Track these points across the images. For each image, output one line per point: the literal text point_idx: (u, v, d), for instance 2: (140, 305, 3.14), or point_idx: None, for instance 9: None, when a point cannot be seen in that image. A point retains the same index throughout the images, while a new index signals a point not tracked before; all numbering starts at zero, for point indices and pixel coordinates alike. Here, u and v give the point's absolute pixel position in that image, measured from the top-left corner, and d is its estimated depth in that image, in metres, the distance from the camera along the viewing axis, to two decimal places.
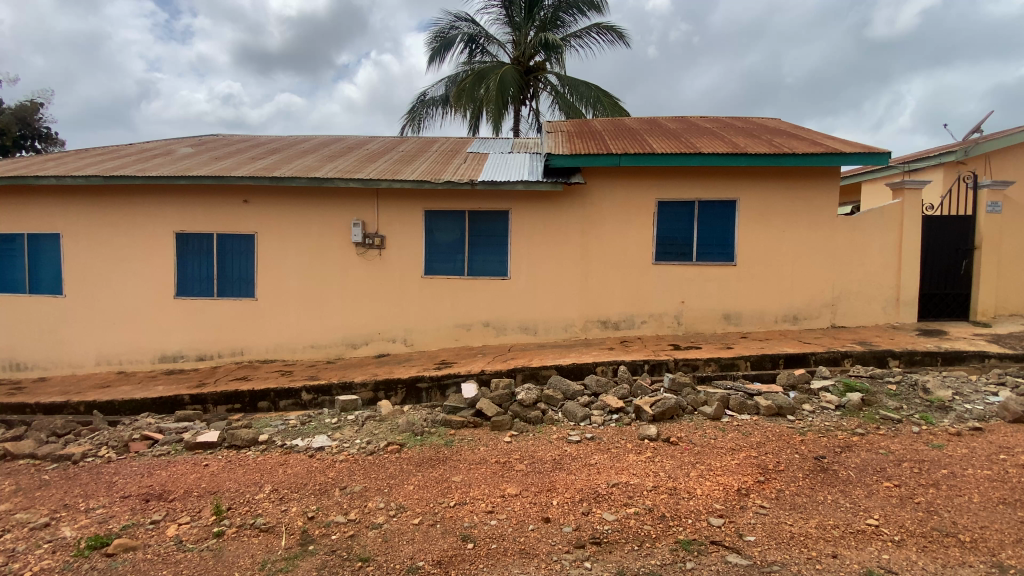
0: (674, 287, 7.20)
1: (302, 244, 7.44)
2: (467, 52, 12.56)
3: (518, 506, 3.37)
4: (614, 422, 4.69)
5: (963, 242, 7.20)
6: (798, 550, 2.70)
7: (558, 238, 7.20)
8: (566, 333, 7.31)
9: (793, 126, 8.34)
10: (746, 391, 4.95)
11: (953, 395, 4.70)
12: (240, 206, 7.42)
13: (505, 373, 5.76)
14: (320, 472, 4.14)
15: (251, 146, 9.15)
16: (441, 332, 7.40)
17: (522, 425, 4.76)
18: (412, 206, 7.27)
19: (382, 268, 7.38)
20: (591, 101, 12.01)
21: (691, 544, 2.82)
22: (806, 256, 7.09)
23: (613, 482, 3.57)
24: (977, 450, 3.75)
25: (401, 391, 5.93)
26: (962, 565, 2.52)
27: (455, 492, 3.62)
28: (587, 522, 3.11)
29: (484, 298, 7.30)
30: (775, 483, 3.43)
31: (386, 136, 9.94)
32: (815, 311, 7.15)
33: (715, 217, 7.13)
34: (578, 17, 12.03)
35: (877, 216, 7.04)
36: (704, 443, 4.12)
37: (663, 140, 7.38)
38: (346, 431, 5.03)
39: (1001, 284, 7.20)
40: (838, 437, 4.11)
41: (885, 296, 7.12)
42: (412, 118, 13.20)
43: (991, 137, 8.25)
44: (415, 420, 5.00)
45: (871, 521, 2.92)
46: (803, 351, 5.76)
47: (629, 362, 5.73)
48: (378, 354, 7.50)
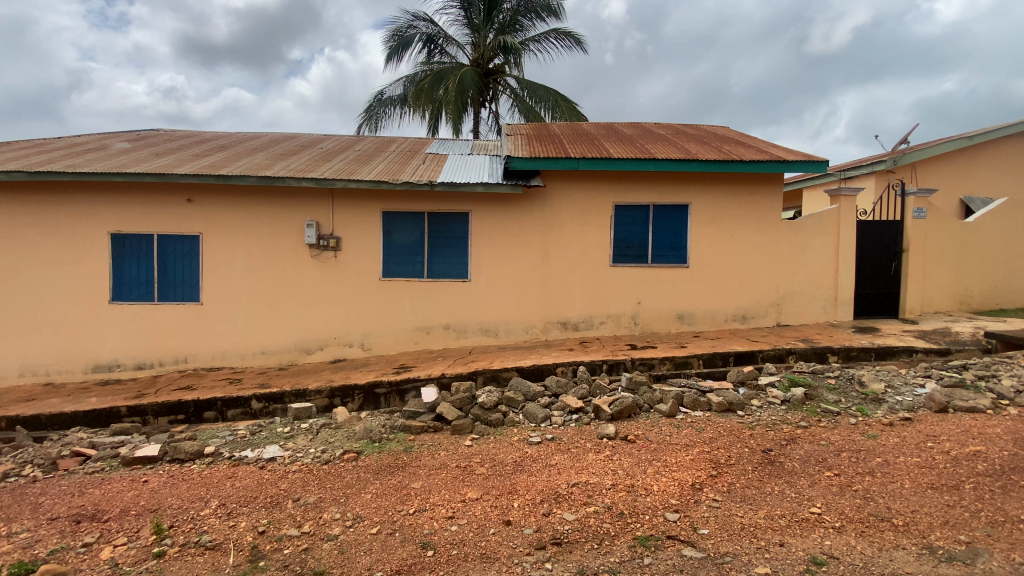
0: (631, 288, 7.37)
1: (253, 246, 7.13)
2: (426, 51, 12.45)
3: (479, 510, 3.34)
4: (574, 421, 4.75)
5: (893, 245, 7.74)
6: (749, 540, 2.81)
7: (518, 241, 7.24)
8: (527, 334, 7.35)
9: (740, 133, 8.74)
10: (699, 388, 5.13)
11: (886, 387, 5.02)
12: (184, 206, 7.03)
13: (465, 376, 5.72)
14: (271, 484, 3.97)
15: (195, 142, 8.71)
16: (400, 335, 7.27)
17: (483, 428, 4.73)
18: (369, 207, 7.10)
19: (338, 271, 7.18)
20: (549, 105, 12.19)
21: (648, 540, 2.88)
22: (754, 258, 7.42)
23: (573, 481, 3.60)
24: (908, 439, 4.03)
25: (358, 397, 5.76)
26: (896, 548, 2.69)
27: (414, 499, 3.55)
28: (548, 523, 3.12)
29: (444, 300, 7.23)
30: (727, 476, 3.57)
31: (342, 134, 9.71)
32: (762, 310, 7.49)
33: (669, 221, 7.36)
34: (536, 21, 12.15)
35: (817, 220, 7.46)
36: (660, 440, 4.23)
37: (619, 145, 7.56)
38: (300, 440, 4.87)
39: (927, 283, 7.77)
40: (784, 430, 4.33)
41: (825, 296, 7.56)
42: (369, 118, 12.95)
43: (916, 148, 8.92)
44: (373, 427, 4.89)
45: (814, 509, 3.08)
46: (751, 349, 6.02)
47: (588, 362, 5.82)
48: (334, 360, 7.27)
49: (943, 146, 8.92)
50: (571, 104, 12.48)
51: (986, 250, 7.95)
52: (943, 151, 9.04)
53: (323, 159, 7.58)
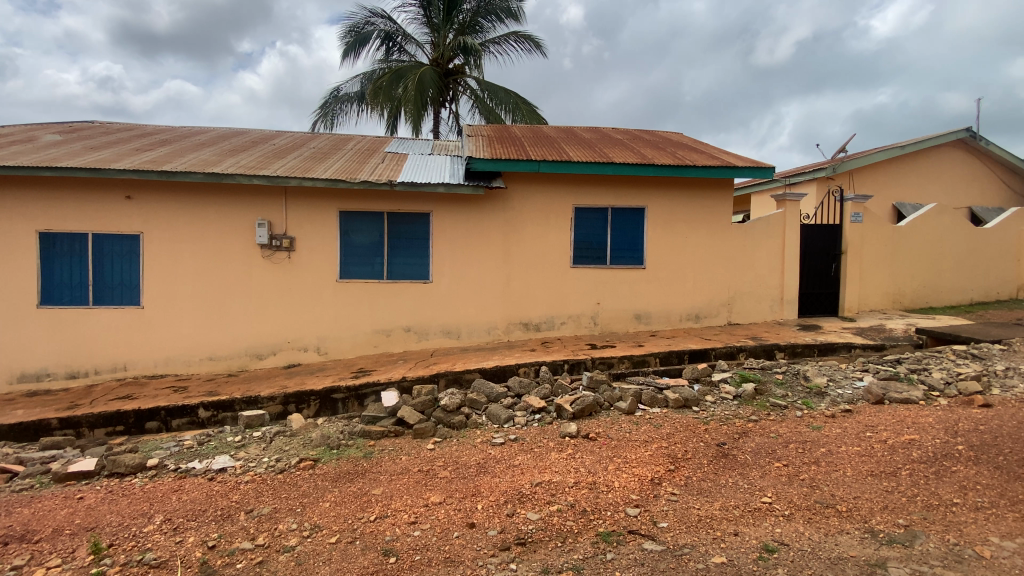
0: (591, 289, 7.50)
1: (199, 246, 6.78)
2: (384, 49, 12.25)
3: (442, 514, 3.30)
4: (536, 421, 4.78)
5: (833, 247, 8.24)
6: (705, 531, 2.91)
7: (479, 242, 7.22)
8: (489, 336, 7.34)
9: (693, 139, 9.07)
10: (657, 385, 5.28)
11: (828, 381, 5.33)
12: (123, 204, 6.60)
13: (427, 379, 5.64)
14: (221, 496, 3.78)
15: (135, 136, 8.21)
16: (358, 338, 7.09)
17: (446, 431, 4.69)
18: (325, 206, 6.89)
19: (292, 272, 6.94)
20: (509, 107, 12.25)
21: (611, 536, 2.93)
22: (707, 260, 7.71)
23: (536, 481, 3.62)
24: (849, 429, 4.30)
25: (314, 403, 5.58)
26: (840, 532, 2.84)
27: (375, 506, 3.47)
28: (512, 523, 3.12)
29: (405, 302, 7.11)
30: (684, 470, 3.69)
31: (296, 131, 9.42)
32: (714, 310, 7.79)
33: (627, 223, 7.54)
34: (496, 23, 12.17)
35: (765, 223, 7.84)
36: (620, 437, 4.32)
37: (578, 148, 7.69)
38: (252, 449, 4.67)
39: (864, 283, 8.31)
40: (736, 424, 4.52)
41: (772, 296, 7.95)
42: (324, 114, 12.60)
43: (853, 157, 9.53)
44: (330, 433, 4.74)
45: (765, 499, 3.23)
46: (705, 347, 6.27)
47: (550, 362, 5.89)
48: (288, 365, 7.01)
49: (876, 155, 9.58)
50: (530, 107, 12.58)
51: (915, 252, 8.57)
52: (876, 160, 9.70)
53: (276, 156, 7.31)
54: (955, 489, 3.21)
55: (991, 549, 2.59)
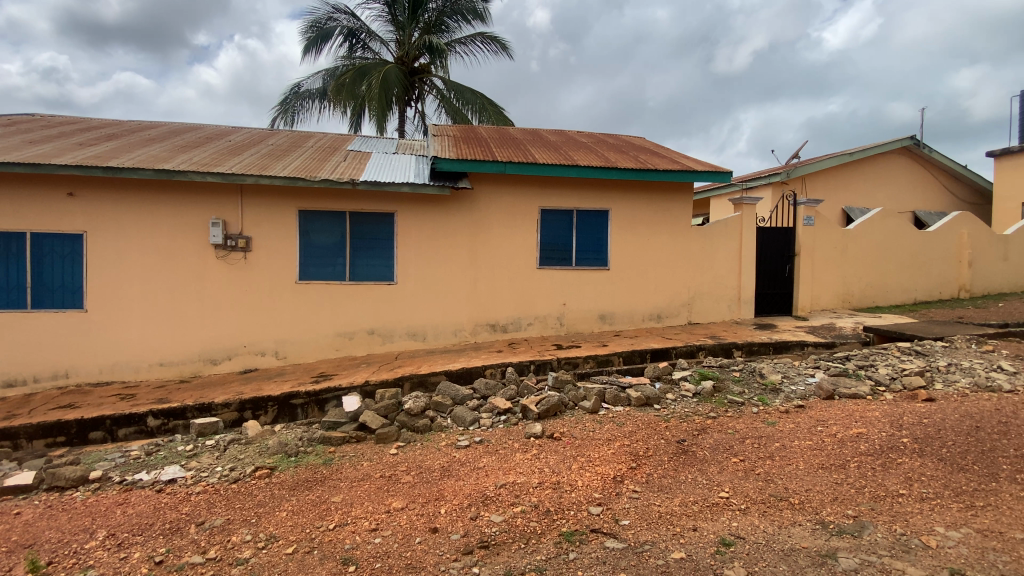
0: (557, 290, 7.55)
1: (149, 246, 6.45)
2: (347, 45, 12.00)
3: (404, 520, 3.23)
4: (502, 422, 4.77)
5: (787, 249, 8.59)
6: (665, 527, 2.96)
7: (445, 243, 7.15)
8: (455, 338, 7.28)
9: (655, 144, 9.28)
10: (620, 384, 5.35)
11: (782, 377, 5.54)
12: (65, 201, 6.21)
13: (391, 382, 5.53)
14: (171, 508, 3.59)
15: (78, 129, 7.75)
16: (319, 342, 6.90)
17: (409, 435, 4.61)
18: (283, 205, 6.68)
19: (249, 274, 6.69)
20: (476, 108, 12.21)
21: (573, 535, 2.93)
22: (669, 261, 7.89)
23: (501, 483, 3.60)
24: (801, 424, 4.47)
25: (272, 409, 5.37)
26: (793, 524, 2.94)
27: (335, 513, 3.37)
28: (475, 526, 3.09)
29: (368, 304, 6.97)
30: (645, 467, 3.75)
31: (254, 127, 9.10)
32: (675, 310, 7.98)
33: (592, 225, 7.63)
34: (462, 24, 12.11)
35: (723, 226, 8.09)
36: (584, 436, 4.36)
37: (544, 150, 7.74)
38: (204, 458, 4.47)
39: (816, 284, 8.68)
40: (696, 421, 4.63)
41: (730, 296, 8.21)
42: (284, 110, 12.25)
43: (805, 163, 9.98)
44: (288, 440, 4.59)
45: (722, 494, 3.32)
46: (666, 346, 6.40)
47: (516, 363, 5.89)
48: (245, 370, 6.75)
49: (826, 162, 10.06)
50: (497, 108, 12.59)
51: (863, 254, 9.01)
52: (826, 166, 10.19)
53: (232, 153, 7.04)
54: (901, 481, 3.36)
55: (937, 539, 2.68)
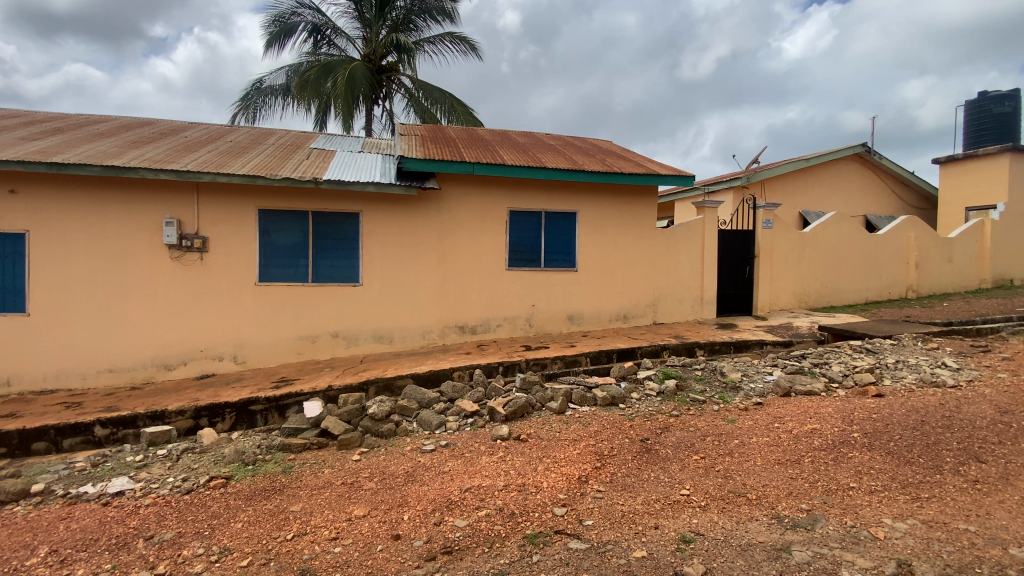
0: (525, 292, 7.55)
1: (98, 246, 6.12)
2: (312, 41, 11.72)
3: (366, 528, 3.16)
4: (469, 425, 4.73)
5: (747, 251, 8.85)
6: (628, 526, 2.98)
7: (412, 244, 7.05)
8: (423, 340, 7.19)
9: (622, 147, 9.42)
10: (587, 384, 5.40)
11: (742, 375, 5.70)
12: (5, 198, 5.84)
13: (355, 387, 5.41)
14: (118, 522, 3.41)
15: (20, 122, 7.30)
16: (281, 345, 6.69)
17: (373, 440, 4.52)
18: (243, 204, 6.45)
19: (206, 275, 6.43)
20: (445, 108, 12.12)
21: (537, 537, 2.92)
22: (635, 262, 8.01)
23: (466, 487, 3.56)
24: (759, 421, 4.60)
25: (229, 416, 5.17)
26: (750, 519, 3.01)
27: (293, 523, 3.26)
28: (439, 532, 3.04)
29: (333, 306, 6.80)
30: (610, 467, 3.78)
31: (212, 123, 8.77)
32: (641, 310, 8.11)
33: (559, 226, 7.67)
34: (431, 23, 12.00)
35: (687, 228, 8.27)
36: (551, 437, 4.36)
37: (512, 152, 7.74)
38: (155, 468, 4.25)
39: (775, 284, 8.98)
40: (659, 419, 4.71)
41: (693, 297, 8.41)
42: (246, 106, 11.86)
43: (764, 168, 10.33)
44: (245, 448, 4.42)
45: (684, 491, 3.37)
46: (632, 346, 6.50)
47: (484, 365, 5.86)
48: (201, 375, 6.48)
49: (784, 167, 10.44)
50: (466, 109, 12.53)
51: (818, 256, 9.39)
52: (784, 171, 10.57)
53: (187, 150, 6.76)
54: (852, 474, 3.50)
55: (885, 530, 2.80)
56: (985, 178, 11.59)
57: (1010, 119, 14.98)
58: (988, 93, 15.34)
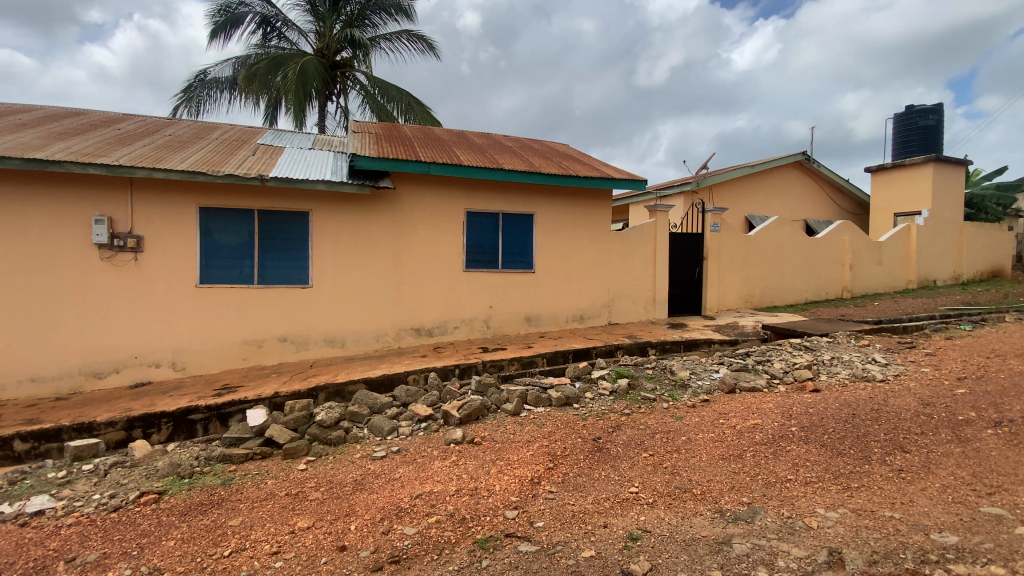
0: (482, 293, 7.51)
1: (17, 245, 5.63)
2: (261, 33, 11.26)
3: (310, 540, 3.03)
4: (422, 430, 4.64)
5: (697, 253, 9.16)
6: (578, 526, 3.00)
7: (366, 245, 6.89)
8: (377, 343, 7.03)
9: (577, 150, 9.55)
10: (542, 385, 5.42)
11: (690, 373, 5.88)
12: None
13: (304, 393, 5.21)
14: (34, 544, 3.13)
15: None
16: (224, 350, 6.37)
17: (321, 448, 4.37)
18: (182, 202, 6.11)
19: (140, 276, 6.04)
20: (402, 106, 11.92)
21: (488, 541, 2.89)
22: (590, 264, 8.13)
23: (416, 493, 3.49)
24: (706, 417, 4.75)
25: (166, 427, 4.86)
26: (695, 514, 3.09)
27: (232, 538, 3.09)
28: (387, 541, 2.96)
29: (281, 309, 6.54)
30: (562, 467, 3.80)
31: (150, 115, 8.28)
32: (596, 311, 8.23)
33: (517, 228, 7.68)
34: (387, 19, 11.77)
35: (640, 231, 8.47)
36: (505, 439, 4.35)
37: (468, 152, 7.69)
38: (79, 485, 3.94)
39: (723, 285, 9.34)
40: (611, 418, 4.78)
41: (646, 298, 8.63)
42: (188, 99, 11.27)
43: (714, 174, 10.73)
44: (181, 460, 4.18)
45: (633, 489, 3.43)
46: (588, 346, 6.59)
47: (440, 367, 5.77)
48: (136, 384, 6.06)
49: (732, 173, 10.88)
50: (424, 107, 12.37)
51: (763, 259, 9.83)
52: (732, 176, 11.01)
53: (120, 143, 6.33)
54: (790, 467, 3.66)
55: (818, 520, 2.94)
56: (912, 187, 12.47)
57: (934, 132, 16.17)
58: (914, 107, 16.53)
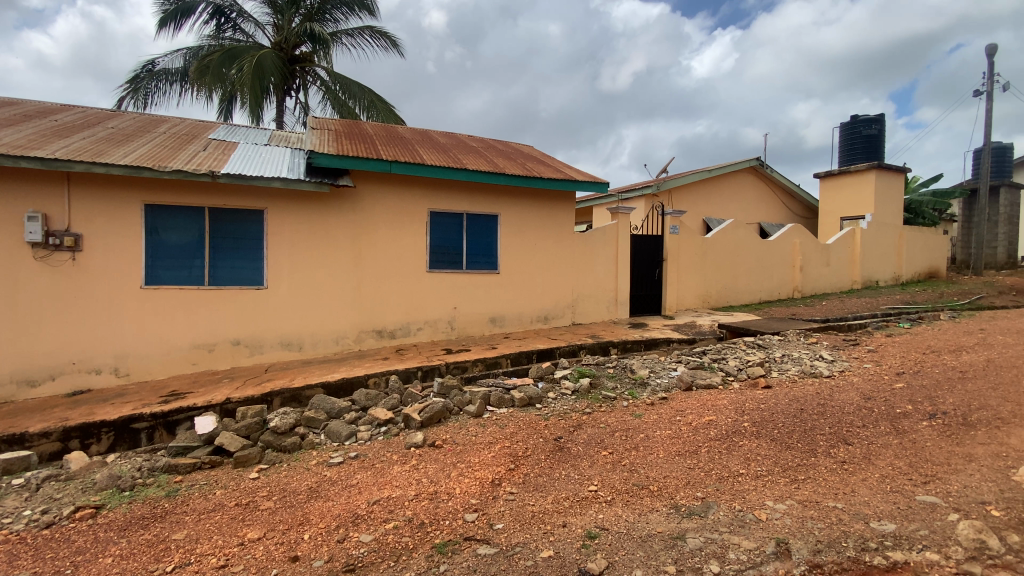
0: (447, 294, 7.44)
1: None
2: (215, 24, 10.82)
3: (260, 551, 2.92)
4: (381, 434, 4.55)
5: (657, 255, 9.38)
6: (537, 527, 3.00)
7: (325, 245, 6.71)
8: (337, 346, 6.85)
9: (541, 152, 9.60)
10: (505, 386, 5.42)
11: (650, 372, 6.00)
12: None
13: (258, 398, 5.02)
14: None
15: None
16: (172, 355, 6.07)
17: (275, 456, 4.22)
18: (126, 199, 5.79)
19: (80, 277, 5.68)
20: (364, 103, 11.70)
21: (446, 546, 2.86)
22: (554, 264, 8.18)
23: (374, 499, 3.41)
24: (664, 415, 4.86)
25: (106, 437, 4.58)
26: (652, 510, 3.15)
27: (175, 553, 2.94)
28: (342, 549, 2.88)
29: (235, 311, 6.29)
30: (523, 468, 3.80)
31: (91, 106, 7.80)
32: (560, 311, 8.30)
33: (481, 229, 7.65)
34: (349, 15, 11.53)
35: (603, 232, 8.60)
36: (466, 441, 4.32)
37: (431, 151, 7.61)
38: (7, 502, 3.65)
39: (682, 286, 9.60)
40: (573, 417, 4.83)
41: (609, 298, 8.76)
42: (134, 90, 10.70)
43: (673, 177, 11.02)
44: (122, 472, 3.95)
45: (592, 487, 3.47)
46: (551, 346, 6.64)
47: (402, 370, 5.68)
48: (74, 391, 5.67)
49: (691, 177, 11.20)
50: (387, 105, 12.18)
51: (720, 260, 10.16)
52: (691, 180, 11.33)
53: (56, 135, 5.94)
54: (742, 461, 3.78)
55: (767, 512, 3.05)
56: (857, 192, 13.16)
57: (877, 140, 17.12)
58: (859, 117, 17.47)
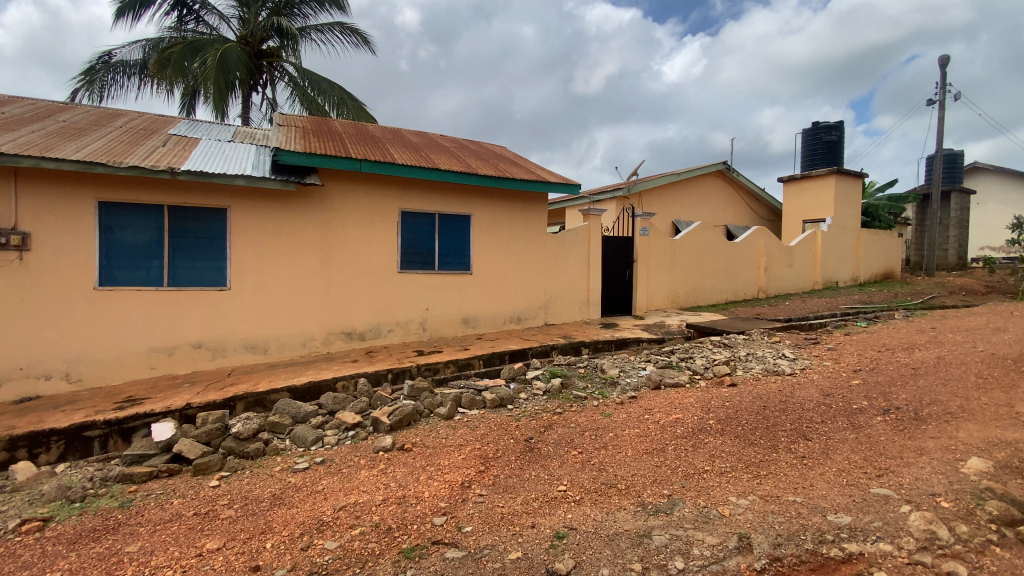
0: (418, 295, 7.36)
1: None
2: (176, 15, 10.44)
3: (220, 561, 2.82)
4: (349, 439, 4.47)
5: (628, 256, 9.51)
6: (506, 528, 3.00)
7: (292, 245, 6.56)
8: (305, 348, 6.70)
9: (514, 153, 9.62)
10: (476, 388, 5.39)
11: (620, 371, 6.07)
12: None
13: (220, 404, 4.85)
14: None
15: None
16: (129, 359, 5.82)
17: (237, 462, 4.10)
18: (78, 196, 5.52)
19: (27, 277, 5.38)
20: (334, 101, 11.50)
21: (413, 551, 2.82)
22: (526, 265, 8.20)
23: (340, 505, 3.34)
24: (632, 413, 4.93)
25: (55, 446, 4.34)
26: (619, 509, 3.19)
27: (128, 566, 2.81)
28: (306, 557, 2.81)
29: (197, 313, 6.08)
30: (493, 470, 3.78)
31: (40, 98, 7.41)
32: (533, 312, 8.32)
33: (453, 229, 7.60)
34: (319, 10, 11.31)
35: (574, 234, 8.67)
36: (436, 444, 4.28)
37: (402, 151, 7.52)
38: None
39: (652, 286, 9.76)
40: (543, 418, 4.84)
41: (581, 298, 8.84)
42: (89, 82, 10.22)
43: (643, 180, 11.20)
44: (73, 483, 3.75)
45: (561, 487, 3.49)
46: (523, 347, 6.65)
47: (371, 373, 5.59)
48: (20, 399, 5.36)
49: (661, 180, 11.41)
50: (358, 103, 12.00)
51: (688, 261, 10.38)
52: (660, 183, 11.54)
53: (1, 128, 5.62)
54: (707, 458, 3.87)
55: (730, 507, 3.12)
56: (819, 196, 13.64)
57: (837, 146, 17.81)
58: (820, 124, 18.14)
